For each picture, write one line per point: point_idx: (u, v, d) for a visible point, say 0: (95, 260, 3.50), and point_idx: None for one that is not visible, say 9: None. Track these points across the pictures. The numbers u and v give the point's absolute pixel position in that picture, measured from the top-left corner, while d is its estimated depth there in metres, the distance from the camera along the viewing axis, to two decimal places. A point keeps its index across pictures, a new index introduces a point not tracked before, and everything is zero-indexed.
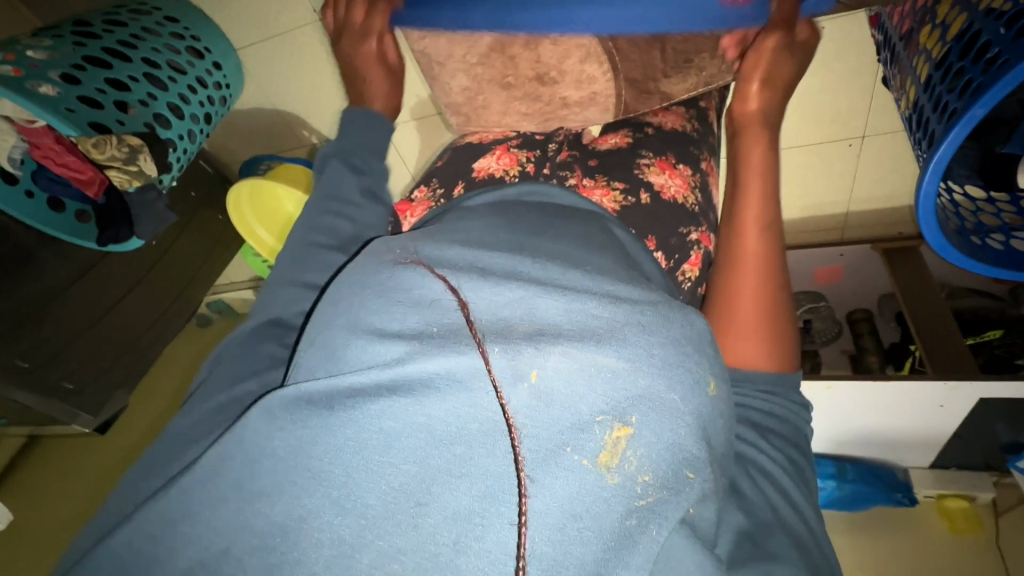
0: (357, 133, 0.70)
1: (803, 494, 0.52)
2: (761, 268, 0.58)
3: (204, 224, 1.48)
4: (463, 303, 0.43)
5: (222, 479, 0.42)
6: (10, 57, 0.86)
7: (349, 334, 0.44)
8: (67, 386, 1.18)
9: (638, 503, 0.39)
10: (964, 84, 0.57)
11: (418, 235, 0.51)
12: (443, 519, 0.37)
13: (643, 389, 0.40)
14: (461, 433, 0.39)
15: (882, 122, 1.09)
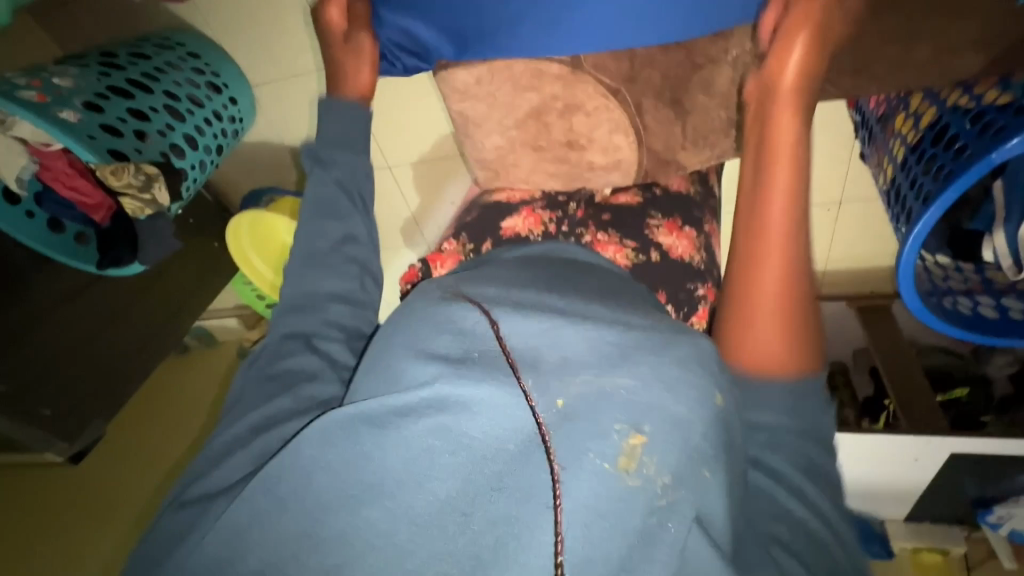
0: (334, 126, 0.69)
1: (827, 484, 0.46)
2: (796, 217, 0.50)
3: (198, 250, 1.44)
4: (496, 329, 0.45)
5: (280, 487, 0.43)
6: (38, 84, 0.91)
7: (402, 358, 0.45)
8: (45, 412, 1.11)
9: (661, 502, 0.38)
10: (936, 168, 0.65)
11: (447, 281, 0.53)
12: (486, 522, 0.37)
13: (653, 400, 0.41)
14: (486, 439, 0.40)
15: (856, 190, 1.19)
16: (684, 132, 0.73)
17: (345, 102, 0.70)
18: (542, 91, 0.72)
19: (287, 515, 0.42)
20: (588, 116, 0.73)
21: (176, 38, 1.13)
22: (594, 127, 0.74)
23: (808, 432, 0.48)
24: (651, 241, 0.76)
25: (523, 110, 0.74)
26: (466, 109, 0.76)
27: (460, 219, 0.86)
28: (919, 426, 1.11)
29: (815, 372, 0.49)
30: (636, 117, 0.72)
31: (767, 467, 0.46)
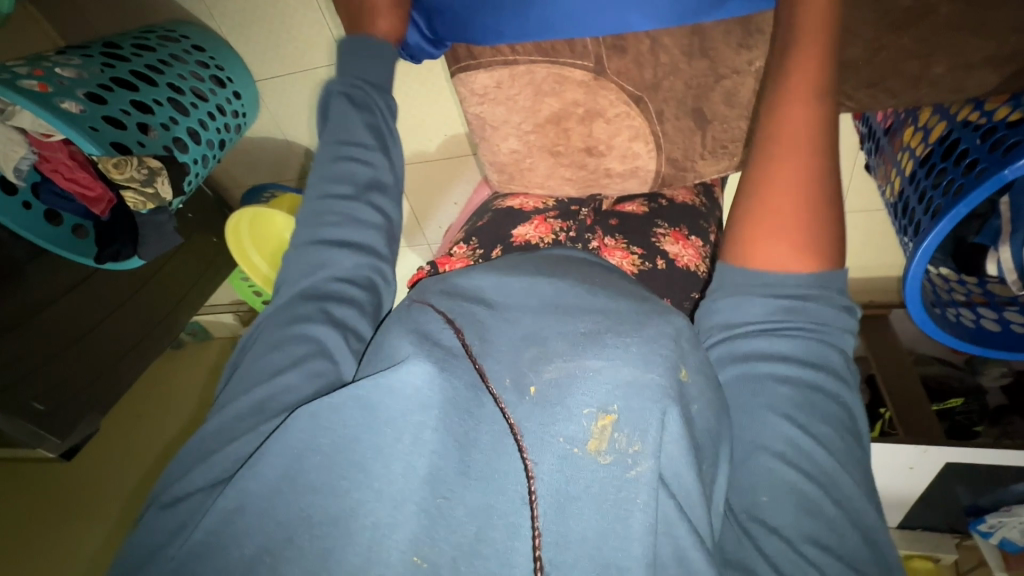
0: (364, 64, 0.62)
1: (847, 456, 0.38)
2: (814, 143, 0.44)
3: (198, 246, 1.43)
4: (457, 329, 0.43)
5: (259, 474, 0.40)
6: (39, 73, 0.89)
7: (391, 342, 0.43)
8: (37, 407, 1.09)
9: (630, 476, 0.35)
10: (947, 183, 0.65)
11: (431, 282, 0.51)
12: (472, 508, 0.36)
13: (623, 377, 0.38)
14: (443, 417, 0.37)
15: (859, 201, 1.20)
16: (704, 140, 0.71)
17: (367, 45, 0.63)
18: (563, 96, 0.71)
19: (267, 510, 0.39)
20: (609, 123, 0.72)
21: (181, 30, 1.11)
22: (615, 134, 0.73)
23: (820, 373, 0.41)
24: (658, 249, 0.76)
25: (544, 114, 0.73)
26: (484, 113, 0.75)
27: (473, 222, 0.86)
28: (915, 436, 1.13)
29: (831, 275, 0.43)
30: (657, 125, 0.72)
31: (760, 432, 0.39)
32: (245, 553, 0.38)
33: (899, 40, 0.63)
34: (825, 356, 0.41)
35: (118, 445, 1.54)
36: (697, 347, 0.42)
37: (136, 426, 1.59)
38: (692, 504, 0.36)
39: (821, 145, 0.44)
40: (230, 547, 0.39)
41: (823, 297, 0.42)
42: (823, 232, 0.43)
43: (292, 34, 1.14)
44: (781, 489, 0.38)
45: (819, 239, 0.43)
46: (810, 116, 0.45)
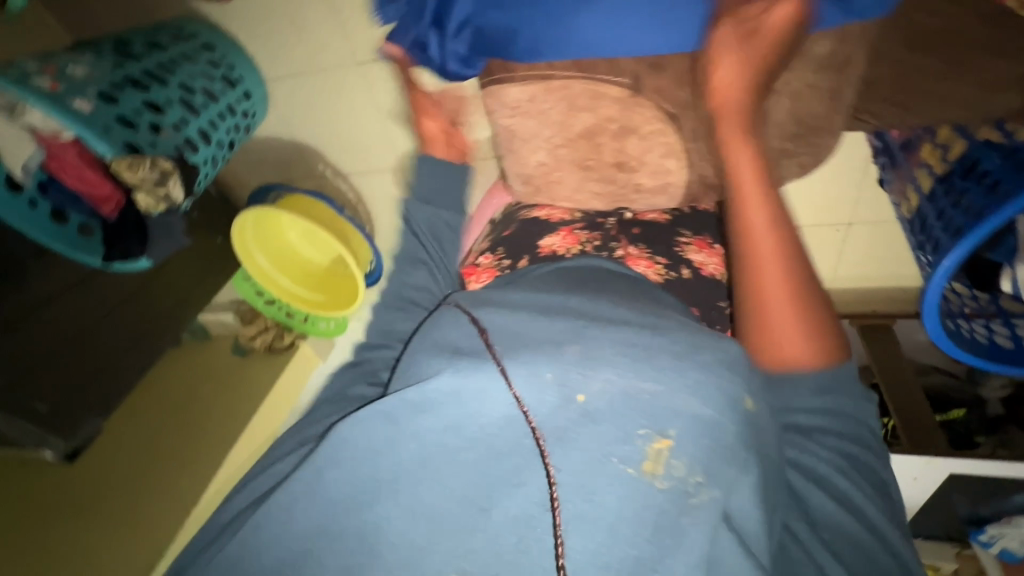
0: (429, 181, 0.76)
1: (877, 500, 0.55)
2: (784, 260, 0.55)
3: (202, 246, 1.41)
4: (486, 337, 0.51)
5: (319, 486, 0.48)
6: (52, 71, 0.89)
7: (433, 356, 0.52)
8: (40, 408, 1.07)
9: (691, 502, 0.41)
10: (968, 204, 0.66)
11: (470, 300, 0.58)
12: (505, 521, 0.42)
13: (690, 411, 0.44)
14: (494, 438, 0.45)
15: (866, 212, 1.21)
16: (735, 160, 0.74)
17: (437, 167, 0.77)
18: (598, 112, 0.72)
19: (317, 499, 0.48)
20: (642, 139, 0.73)
21: (191, 28, 1.10)
22: (647, 150, 0.74)
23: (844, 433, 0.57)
24: (684, 259, 0.75)
25: (576, 130, 0.75)
26: (514, 126, 0.76)
27: (498, 231, 0.87)
28: (918, 446, 1.14)
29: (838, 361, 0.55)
30: (690, 142, 0.72)
31: (814, 482, 0.54)
32: (276, 560, 0.47)
33: (925, 62, 0.65)
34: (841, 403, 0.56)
35: (125, 453, 1.46)
36: (752, 376, 0.49)
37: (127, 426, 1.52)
38: (744, 530, 0.43)
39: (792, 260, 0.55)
40: (282, 532, 0.48)
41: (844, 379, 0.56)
42: (817, 331, 0.54)
43: (308, 36, 1.13)
44: (838, 525, 0.52)
45: (823, 339, 0.55)
46: (773, 235, 0.55)
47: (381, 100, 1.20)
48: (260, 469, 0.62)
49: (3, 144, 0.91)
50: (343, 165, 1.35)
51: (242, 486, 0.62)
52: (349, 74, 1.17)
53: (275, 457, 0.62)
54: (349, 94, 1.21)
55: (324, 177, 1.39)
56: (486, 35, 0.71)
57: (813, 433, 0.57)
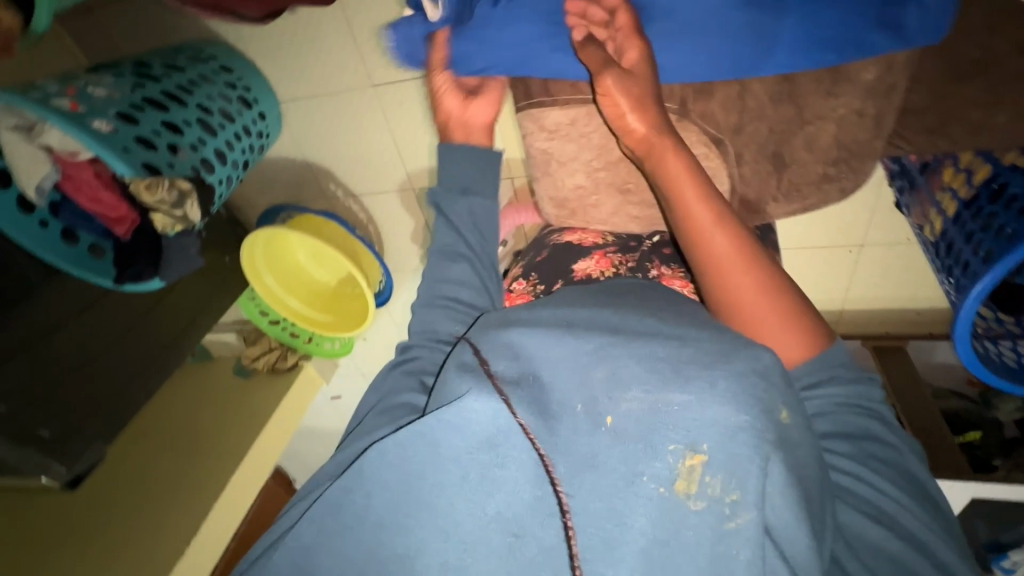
0: (454, 171, 0.73)
1: (927, 516, 0.53)
2: (742, 253, 0.58)
3: (211, 266, 1.39)
4: (491, 374, 0.50)
5: (348, 508, 0.49)
6: (72, 92, 0.88)
7: (459, 379, 0.51)
8: (44, 434, 1.04)
9: (730, 523, 0.41)
10: (998, 227, 0.66)
11: (494, 322, 0.57)
12: (538, 549, 0.44)
13: (721, 421, 0.43)
14: (518, 453, 0.45)
15: (879, 234, 1.22)
16: (781, 185, 0.78)
17: (463, 154, 0.73)
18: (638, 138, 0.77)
19: (359, 528, 0.48)
20: None
21: (209, 51, 1.10)
22: None
23: (869, 443, 0.56)
24: None
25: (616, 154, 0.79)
26: (552, 149, 0.81)
27: (530, 257, 0.90)
28: (940, 470, 1.13)
29: (823, 342, 0.58)
30: (734, 167, 0.77)
31: (842, 493, 0.53)
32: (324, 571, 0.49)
33: (961, 89, 0.67)
34: (853, 410, 0.57)
35: (123, 478, 1.42)
36: (789, 386, 0.47)
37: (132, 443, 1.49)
38: (785, 545, 0.43)
39: (749, 251, 0.58)
40: (329, 545, 0.49)
41: (842, 364, 0.59)
42: (793, 315, 0.57)
43: (325, 59, 1.13)
44: (877, 545, 0.50)
45: (805, 321, 0.57)
46: (727, 241, 0.58)
47: (395, 123, 1.20)
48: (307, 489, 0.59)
49: (19, 164, 0.90)
50: (356, 187, 1.35)
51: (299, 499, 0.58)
52: (365, 96, 1.17)
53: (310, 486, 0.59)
54: (368, 119, 1.21)
55: (337, 197, 1.39)
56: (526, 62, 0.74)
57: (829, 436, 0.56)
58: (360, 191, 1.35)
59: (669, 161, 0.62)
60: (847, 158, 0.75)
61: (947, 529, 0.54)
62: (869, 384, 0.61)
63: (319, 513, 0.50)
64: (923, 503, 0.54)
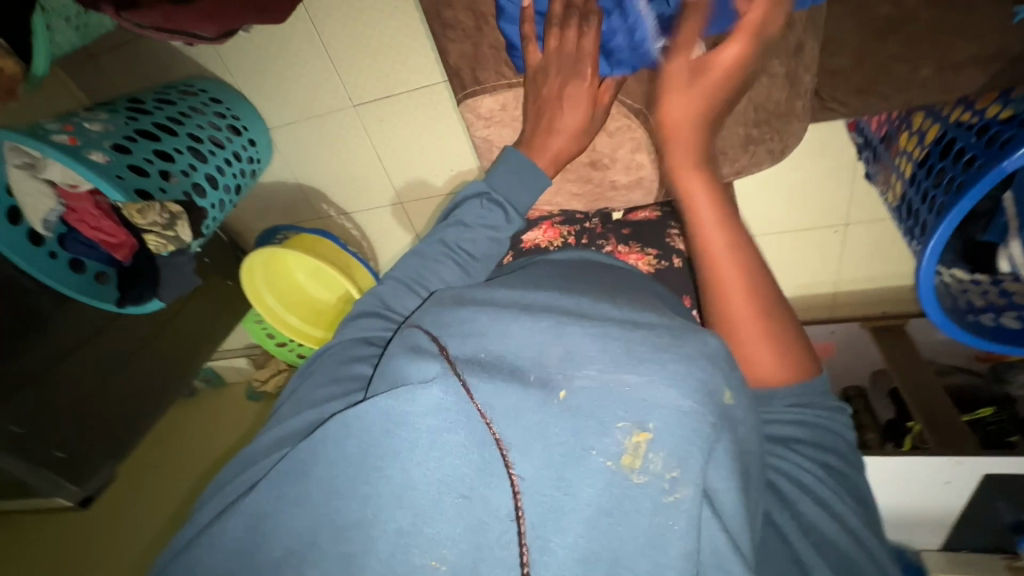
0: (507, 182, 0.62)
1: (867, 519, 0.47)
2: (747, 285, 0.52)
3: (214, 291, 1.44)
4: (443, 348, 0.40)
5: (292, 483, 0.40)
6: (69, 129, 0.94)
7: (403, 357, 0.41)
8: (57, 455, 1.09)
9: (668, 502, 0.34)
10: (948, 180, 0.66)
11: (447, 299, 0.46)
12: (484, 511, 0.35)
13: (669, 400, 0.35)
14: (469, 425, 0.36)
15: (862, 211, 1.21)
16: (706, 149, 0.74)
17: (520, 167, 0.63)
18: None
19: (291, 507, 0.39)
20: (611, 136, 0.74)
21: (198, 85, 1.17)
22: (618, 146, 0.74)
23: (824, 447, 0.51)
24: (674, 249, 0.76)
25: None
26: (491, 136, 0.81)
27: None
28: (947, 447, 1.09)
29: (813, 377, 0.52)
30: None
31: (797, 489, 0.46)
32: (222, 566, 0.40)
33: (880, 48, 0.68)
34: (819, 413, 0.52)
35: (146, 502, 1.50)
36: (734, 368, 0.40)
37: (166, 469, 1.57)
38: (732, 525, 0.36)
39: (756, 282, 0.52)
40: (262, 547, 0.39)
41: (821, 388, 0.53)
42: (787, 354, 0.51)
43: (301, 80, 1.19)
44: (831, 540, 0.44)
45: (794, 358, 0.52)
46: (734, 263, 0.52)
47: (377, 139, 1.25)
48: (240, 464, 0.50)
49: (27, 199, 0.99)
50: (346, 205, 1.40)
51: (218, 490, 0.50)
52: (347, 116, 1.23)
53: (241, 465, 0.51)
54: (354, 140, 1.27)
55: (330, 216, 1.44)
56: (463, 56, 0.76)
57: (793, 440, 0.50)
58: (351, 208, 1.40)
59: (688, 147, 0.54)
60: (769, 118, 0.72)
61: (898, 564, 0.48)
62: (839, 415, 0.54)
63: (251, 504, 0.41)
64: (878, 529, 0.48)
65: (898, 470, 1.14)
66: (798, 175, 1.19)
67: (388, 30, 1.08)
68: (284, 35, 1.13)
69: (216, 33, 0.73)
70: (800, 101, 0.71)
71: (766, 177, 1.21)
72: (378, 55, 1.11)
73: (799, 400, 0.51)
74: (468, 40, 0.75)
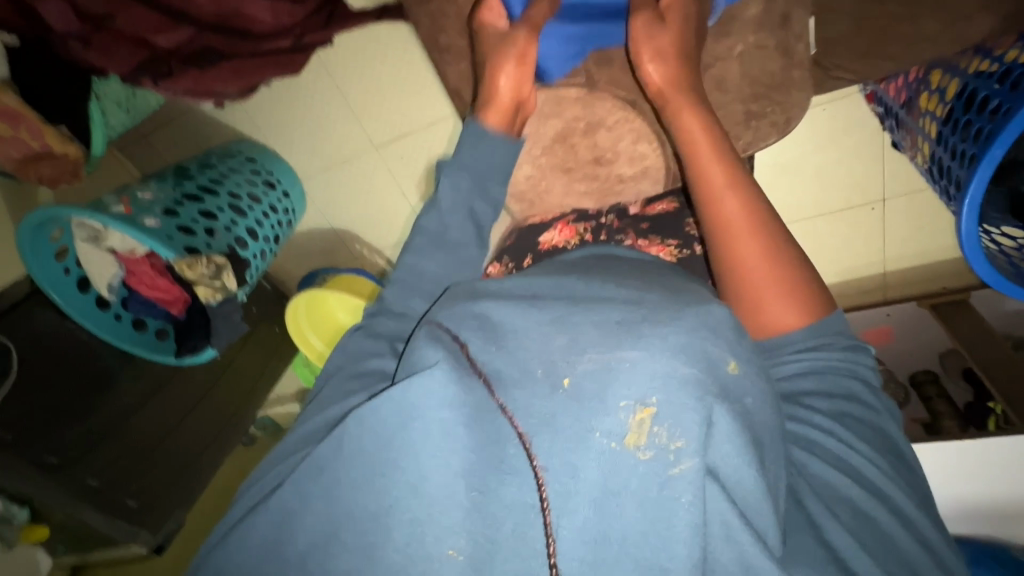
0: (472, 156, 0.63)
1: (893, 474, 0.48)
2: (753, 220, 0.56)
3: (262, 337, 1.51)
4: (462, 344, 0.44)
5: (329, 470, 0.43)
6: (126, 199, 1.04)
7: (424, 339, 0.45)
8: (131, 504, 1.15)
9: (674, 474, 0.37)
10: (976, 131, 0.63)
11: (461, 291, 0.50)
12: (502, 507, 0.38)
13: (673, 374, 0.39)
14: (478, 415, 0.40)
15: (899, 184, 1.17)
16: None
17: (482, 142, 0.63)
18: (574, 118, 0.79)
19: (319, 510, 0.42)
20: (610, 131, 0.79)
21: (236, 149, 1.27)
22: (618, 139, 0.79)
23: (844, 400, 0.51)
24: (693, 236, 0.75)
25: (550, 135, 0.81)
26: None
27: (501, 243, 0.93)
28: None
29: (828, 310, 0.55)
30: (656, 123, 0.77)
31: (809, 444, 0.48)
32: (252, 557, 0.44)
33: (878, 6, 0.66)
34: (840, 363, 0.52)
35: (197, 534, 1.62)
36: (740, 338, 0.44)
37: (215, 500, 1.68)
38: (739, 491, 0.39)
39: (760, 216, 0.56)
40: (290, 538, 0.43)
41: (836, 329, 0.54)
42: (799, 285, 0.54)
43: (325, 127, 1.28)
44: (843, 496, 0.45)
45: (806, 288, 0.55)
46: (739, 202, 0.56)
47: (401, 176, 1.31)
48: (267, 464, 0.53)
49: (94, 268, 1.10)
50: (377, 243, 1.46)
51: (248, 487, 0.53)
52: (370, 158, 1.30)
53: (264, 470, 0.53)
54: (381, 181, 1.34)
55: (364, 256, 1.51)
56: (463, 77, 0.80)
57: (806, 397, 0.51)
58: (382, 246, 1.46)
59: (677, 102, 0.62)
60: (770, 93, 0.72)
61: (927, 508, 0.48)
62: (861, 355, 0.55)
63: (280, 502, 0.44)
64: (901, 473, 0.49)
65: (983, 452, 1.04)
66: (820, 155, 1.17)
67: (400, 71, 1.15)
68: (306, 83, 1.22)
69: (239, 88, 0.81)
70: (796, 70, 0.71)
71: (789, 160, 1.19)
72: (392, 95, 1.19)
73: (812, 344, 0.53)
74: (465, 61, 0.79)
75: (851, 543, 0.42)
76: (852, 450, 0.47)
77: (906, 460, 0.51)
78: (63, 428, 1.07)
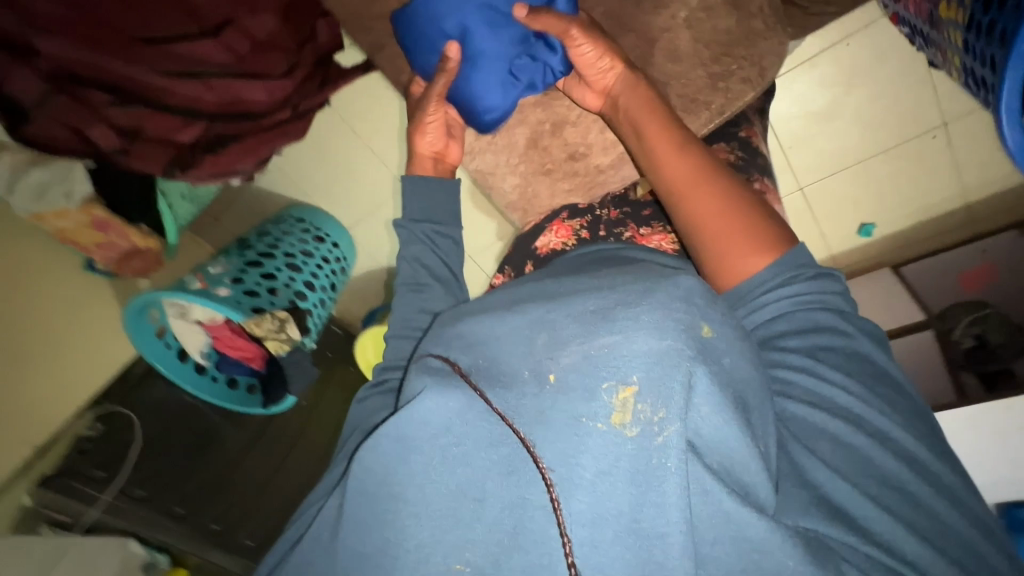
0: (419, 203, 0.74)
1: (882, 405, 0.51)
2: (700, 176, 0.63)
3: (342, 379, 1.62)
4: (455, 366, 0.48)
5: (356, 507, 0.49)
6: (201, 276, 1.19)
7: (419, 374, 0.50)
8: (250, 543, 1.25)
9: (658, 442, 0.40)
10: (999, 30, 0.56)
11: (447, 318, 0.57)
12: (501, 507, 0.42)
13: (649, 351, 0.42)
14: (479, 432, 0.44)
15: (958, 105, 1.06)
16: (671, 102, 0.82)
17: (438, 192, 0.75)
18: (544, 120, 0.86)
19: (352, 541, 0.49)
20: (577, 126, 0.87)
21: (287, 214, 1.39)
22: (587, 131, 0.88)
23: (823, 331, 0.55)
24: None
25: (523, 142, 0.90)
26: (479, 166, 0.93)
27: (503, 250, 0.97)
28: None
29: (789, 243, 0.60)
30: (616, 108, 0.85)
31: (790, 388, 0.52)
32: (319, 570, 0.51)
33: None
34: (816, 298, 0.56)
35: None
36: (715, 305, 0.46)
37: None
38: (718, 459, 0.42)
39: (705, 174, 0.63)
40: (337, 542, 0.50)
41: (803, 262, 0.58)
42: (752, 227, 0.59)
43: (355, 177, 1.38)
44: (835, 438, 0.49)
45: (760, 227, 0.60)
46: (685, 164, 0.64)
47: None
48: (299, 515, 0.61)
49: (187, 338, 1.27)
50: None
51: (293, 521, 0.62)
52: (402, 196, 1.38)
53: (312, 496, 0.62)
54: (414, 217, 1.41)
55: None
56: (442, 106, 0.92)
57: (779, 339, 0.55)
58: None
59: (635, 102, 0.71)
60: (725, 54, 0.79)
61: (922, 431, 0.52)
62: (828, 279, 0.58)
63: (323, 532, 0.53)
64: (892, 401, 0.53)
65: None
66: (852, 97, 1.10)
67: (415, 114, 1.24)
68: (328, 134, 1.33)
69: (253, 163, 0.96)
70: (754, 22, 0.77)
71: (823, 108, 1.12)
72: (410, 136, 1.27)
73: (782, 278, 0.57)
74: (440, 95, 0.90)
75: (837, 483, 0.47)
76: (830, 387, 0.51)
77: (896, 382, 0.55)
78: (182, 482, 1.22)
